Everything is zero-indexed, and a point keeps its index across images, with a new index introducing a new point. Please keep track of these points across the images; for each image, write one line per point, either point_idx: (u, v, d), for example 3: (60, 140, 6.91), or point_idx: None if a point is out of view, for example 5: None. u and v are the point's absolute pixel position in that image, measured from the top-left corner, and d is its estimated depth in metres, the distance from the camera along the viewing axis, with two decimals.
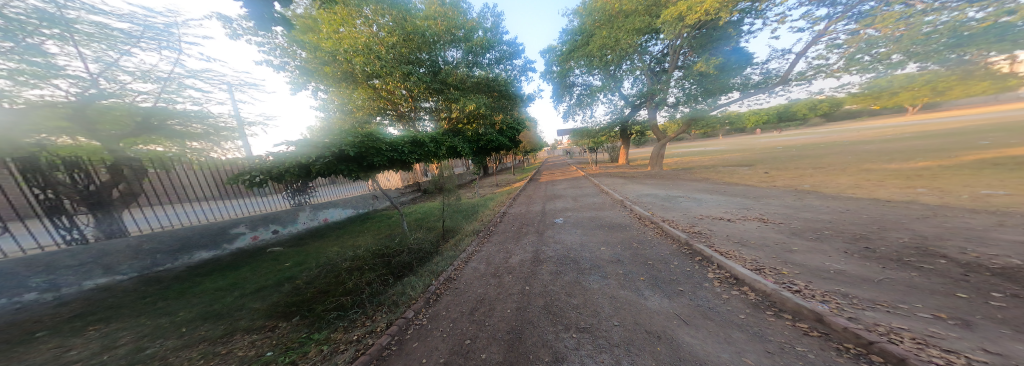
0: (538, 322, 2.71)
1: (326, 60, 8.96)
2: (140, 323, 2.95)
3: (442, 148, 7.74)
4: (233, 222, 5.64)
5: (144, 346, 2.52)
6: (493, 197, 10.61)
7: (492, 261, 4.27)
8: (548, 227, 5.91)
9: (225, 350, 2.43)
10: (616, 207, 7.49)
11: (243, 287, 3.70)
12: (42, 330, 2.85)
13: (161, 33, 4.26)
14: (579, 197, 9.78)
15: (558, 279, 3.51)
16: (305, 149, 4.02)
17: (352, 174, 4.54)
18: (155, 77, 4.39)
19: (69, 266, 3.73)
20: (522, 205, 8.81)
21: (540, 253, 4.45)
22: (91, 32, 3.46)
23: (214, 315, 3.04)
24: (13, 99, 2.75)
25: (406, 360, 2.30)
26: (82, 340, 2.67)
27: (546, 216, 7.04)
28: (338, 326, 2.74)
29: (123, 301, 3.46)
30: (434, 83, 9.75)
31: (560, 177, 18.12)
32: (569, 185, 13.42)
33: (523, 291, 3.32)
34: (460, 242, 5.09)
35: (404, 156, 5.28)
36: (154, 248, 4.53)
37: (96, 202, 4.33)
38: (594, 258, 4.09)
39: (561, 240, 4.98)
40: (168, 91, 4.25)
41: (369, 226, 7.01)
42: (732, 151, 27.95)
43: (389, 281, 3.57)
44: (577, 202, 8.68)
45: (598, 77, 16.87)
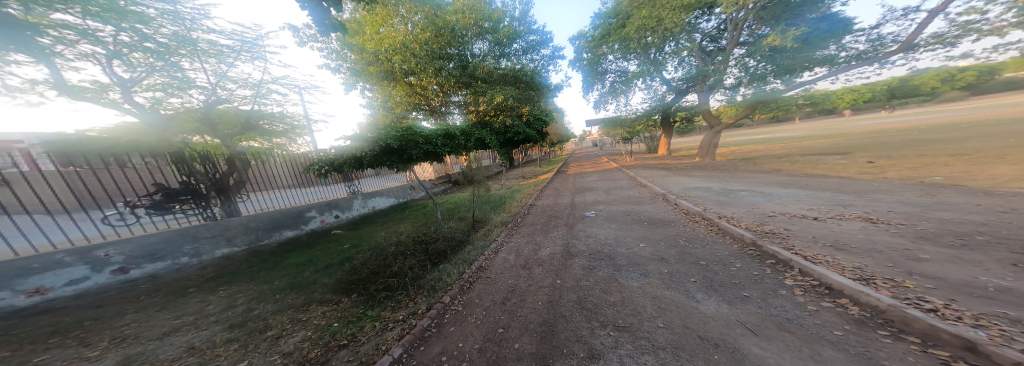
0: (572, 317, 2.59)
1: (370, 61, 10.01)
2: (248, 288, 3.73)
3: (470, 140, 8.23)
4: (306, 207, 6.70)
5: (252, 307, 3.19)
6: (521, 188, 10.61)
7: (521, 253, 4.24)
8: (579, 221, 5.62)
9: (304, 317, 2.92)
10: (657, 201, 6.76)
11: (316, 264, 4.39)
12: (191, 287, 3.84)
13: (249, 46, 5.55)
14: (613, 189, 9.14)
15: (592, 274, 3.29)
16: (358, 143, 4.53)
17: (394, 166, 5.05)
18: (251, 82, 5.63)
19: (206, 237, 4.92)
20: (550, 197, 8.59)
21: (572, 246, 4.25)
22: (208, 49, 4.81)
23: (295, 286, 3.68)
24: (164, 106, 4.66)
25: (444, 343, 2.44)
26: (214, 297, 3.51)
27: (576, 209, 6.74)
28: (387, 305, 3.04)
29: (238, 269, 4.44)
30: (463, 77, 10.26)
31: (589, 168, 17.45)
32: (601, 177, 12.73)
33: (554, 284, 3.20)
34: (489, 233, 5.19)
35: (437, 148, 5.68)
36: (257, 226, 5.71)
37: (221, 188, 5.65)
38: (633, 253, 3.75)
39: (596, 234, 4.70)
40: (259, 95, 5.75)
41: (409, 214, 7.67)
42: (818, 137, 22.93)
43: (427, 267, 3.80)
44: (611, 195, 8.12)
45: (637, 61, 15.62)
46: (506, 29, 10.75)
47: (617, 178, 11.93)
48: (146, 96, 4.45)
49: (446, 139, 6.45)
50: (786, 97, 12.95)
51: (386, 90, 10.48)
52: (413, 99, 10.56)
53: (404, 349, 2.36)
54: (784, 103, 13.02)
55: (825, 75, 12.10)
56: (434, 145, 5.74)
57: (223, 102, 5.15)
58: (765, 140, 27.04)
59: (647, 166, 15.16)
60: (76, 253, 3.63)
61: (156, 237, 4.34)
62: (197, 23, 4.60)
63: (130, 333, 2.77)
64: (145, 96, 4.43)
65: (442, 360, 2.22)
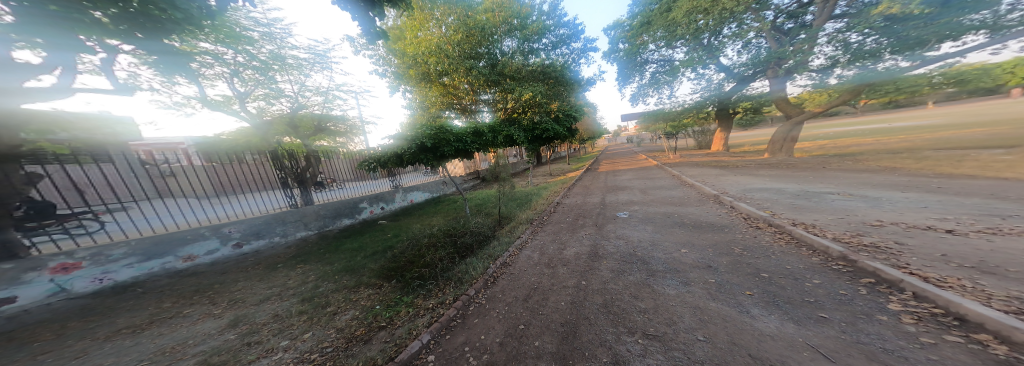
0: (596, 320, 2.44)
1: (410, 64, 10.92)
2: (315, 267, 4.44)
3: (501, 137, 8.23)
4: (359, 199, 7.48)
5: (318, 285, 3.81)
6: (548, 186, 10.42)
7: (545, 251, 4.17)
8: (609, 221, 5.28)
9: (354, 298, 3.38)
10: (707, 203, 5.94)
11: (365, 250, 5.01)
12: (280, 262, 4.75)
13: (316, 59, 7.40)
14: (650, 189, 8.37)
15: (620, 278, 3.06)
16: (399, 142, 5.08)
17: (429, 163, 5.50)
18: (318, 90, 7.63)
19: (292, 221, 6.03)
20: (579, 196, 8.26)
21: (599, 248, 4.02)
22: (290, 63, 6.75)
23: (348, 269, 4.25)
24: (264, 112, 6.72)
25: (467, 334, 2.56)
26: (291, 273, 4.27)
27: (607, 209, 6.33)
28: (419, 293, 3.31)
29: (310, 250, 5.32)
30: (492, 75, 10.51)
31: (622, 166, 16.42)
32: (637, 175, 11.81)
33: (579, 285, 3.07)
34: (515, 229, 5.24)
35: (467, 146, 6.08)
36: (325, 213, 6.66)
37: (302, 181, 6.42)
38: (671, 259, 3.36)
39: (630, 236, 4.33)
40: (324, 101, 7.74)
41: (441, 208, 8.16)
42: (964, 126, 17.24)
43: (455, 259, 4.02)
44: (648, 195, 7.43)
45: (685, 49, 14.21)
46: (534, 25, 10.92)
47: (656, 176, 10.91)
48: (253, 105, 6.58)
49: (475, 137, 6.70)
50: (914, 76, 10.24)
51: (422, 90, 11.34)
52: (446, 99, 11.26)
53: (431, 336, 2.54)
54: (908, 84, 10.31)
55: (982, 44, 9.28)
56: (464, 142, 6.09)
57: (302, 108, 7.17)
58: (865, 133, 21.74)
59: (695, 164, 13.53)
60: (211, 232, 4.82)
61: (258, 220, 5.50)
62: (283, 42, 6.56)
63: (239, 297, 3.61)
64: (253, 105, 6.57)
65: (465, 350, 2.34)
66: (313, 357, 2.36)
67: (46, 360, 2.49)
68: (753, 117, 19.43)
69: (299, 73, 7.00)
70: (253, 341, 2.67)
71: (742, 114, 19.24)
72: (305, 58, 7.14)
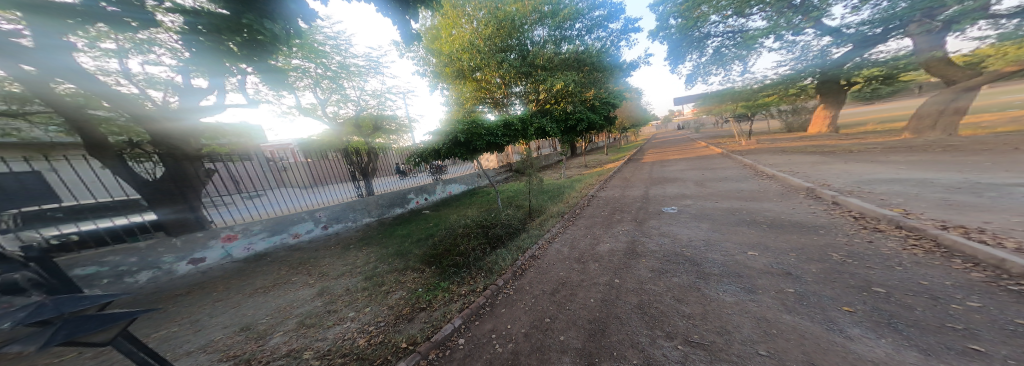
0: (628, 320, 2.23)
1: (444, 61, 10.80)
2: (373, 251, 5.17)
3: (530, 128, 8.38)
4: (407, 190, 8.02)
5: (375, 266, 4.44)
6: (584, 177, 9.90)
7: (576, 246, 3.97)
8: (651, 216, 4.74)
9: (401, 280, 3.83)
10: (794, 198, 4.72)
11: (411, 237, 5.60)
12: (351, 243, 5.70)
13: (371, 67, 9.63)
14: (709, 180, 7.15)
15: (661, 279, 2.70)
16: (438, 137, 5.53)
17: (463, 156, 5.87)
18: (374, 94, 9.84)
19: (358, 209, 6.81)
20: (617, 188, 7.61)
21: (636, 244, 3.66)
22: (354, 71, 9.03)
23: (397, 254, 4.83)
24: (337, 117, 9.28)
25: (495, 322, 2.65)
26: (356, 254, 5.07)
27: (649, 203, 5.67)
28: (453, 280, 3.56)
29: (371, 234, 6.20)
30: (523, 67, 10.08)
31: (675, 155, 14.41)
32: (693, 165, 10.26)
33: (611, 283, 2.84)
34: (545, 223, 5.13)
35: (498, 139, 6.26)
36: (382, 201, 7.36)
37: (366, 173, 7.14)
38: (729, 261, 2.80)
39: (677, 233, 3.79)
40: (379, 101, 9.94)
41: (476, 200, 8.49)
42: None
43: (487, 250, 4.15)
44: (705, 187, 6.34)
45: (765, 14, 11.57)
46: (566, 10, 10.24)
47: (718, 166, 9.30)
48: (331, 110, 9.24)
49: (505, 128, 6.88)
50: None
51: (456, 86, 11.29)
52: (479, 93, 11.31)
53: (462, 321, 2.72)
54: None
55: None
56: (495, 136, 6.30)
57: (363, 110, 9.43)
58: None
59: (779, 150, 10.97)
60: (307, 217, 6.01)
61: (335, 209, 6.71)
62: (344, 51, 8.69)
63: (322, 271, 4.47)
64: (331, 110, 9.23)
65: (491, 337, 2.43)
66: (369, 329, 2.82)
67: (218, 307, 3.63)
68: (877, 88, 14.88)
69: (359, 79, 9.29)
70: (329, 309, 3.34)
71: (864, 84, 14.59)
72: (364, 66, 9.41)
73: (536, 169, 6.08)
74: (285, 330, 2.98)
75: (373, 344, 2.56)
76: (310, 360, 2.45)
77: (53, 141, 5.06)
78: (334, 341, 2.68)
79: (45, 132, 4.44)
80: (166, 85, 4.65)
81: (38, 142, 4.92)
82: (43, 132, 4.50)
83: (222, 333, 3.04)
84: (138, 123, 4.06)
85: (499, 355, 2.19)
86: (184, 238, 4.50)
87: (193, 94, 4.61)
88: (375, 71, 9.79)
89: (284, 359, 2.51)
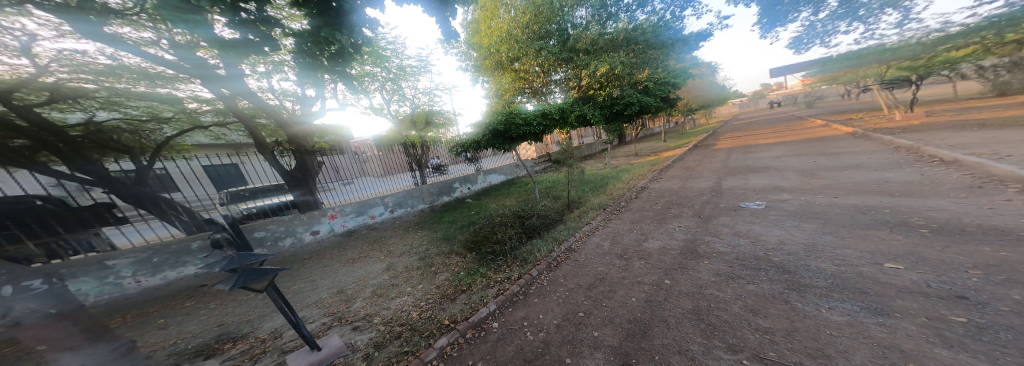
0: (678, 325, 1.90)
1: (485, 54, 10.98)
2: (426, 234, 5.80)
3: (571, 115, 7.59)
4: (452, 180, 8.72)
5: (428, 247, 4.96)
6: (629, 168, 9.30)
7: (619, 241, 3.75)
8: (722, 213, 4.08)
9: (446, 262, 4.15)
10: (990, 193, 3.11)
11: (455, 224, 6.04)
12: (411, 226, 6.56)
13: (423, 67, 10.97)
14: (817, 171, 5.51)
15: (732, 289, 2.21)
16: (478, 129, 5.92)
17: (501, 147, 6.04)
18: (428, 92, 11.30)
19: (416, 196, 7.74)
20: (675, 180, 6.93)
21: (696, 244, 3.23)
22: (410, 72, 10.42)
23: (444, 238, 5.28)
24: (397, 114, 10.80)
25: (527, 310, 2.59)
26: (415, 236, 5.78)
27: (724, 200, 4.75)
28: (491, 266, 3.64)
29: (425, 219, 7.00)
30: (563, 53, 9.75)
31: (766, 140, 11.50)
32: (801, 151, 7.97)
33: (659, 285, 2.51)
34: (584, 215, 4.95)
35: (536, 129, 6.23)
36: (434, 189, 8.20)
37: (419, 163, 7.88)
38: (845, 273, 2.11)
39: (763, 237, 3.05)
40: (432, 98, 11.41)
41: (514, 190, 8.63)
42: None
43: (523, 240, 4.13)
44: (815, 181, 4.86)
45: None
46: None
47: (842, 151, 6.94)
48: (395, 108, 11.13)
49: (544, 118, 6.75)
50: None
51: (495, 78, 11.24)
52: (518, 84, 10.99)
53: (497, 306, 2.73)
54: None
55: None
56: (532, 125, 6.27)
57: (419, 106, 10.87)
58: None
59: (969, 124, 7.38)
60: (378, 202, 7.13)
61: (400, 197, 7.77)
62: (400, 54, 10.03)
63: (390, 249, 5.26)
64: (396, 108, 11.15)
65: (523, 324, 2.38)
66: (420, 304, 3.12)
67: (324, 271, 4.68)
68: None
69: (414, 77, 10.67)
70: (393, 282, 3.88)
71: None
72: (418, 66, 10.78)
73: (577, 160, 5.78)
74: (363, 297, 3.59)
75: (423, 318, 2.82)
76: (378, 325, 2.86)
77: (240, 143, 7.64)
78: (394, 312, 3.09)
79: (237, 135, 6.66)
80: (292, 96, 6.32)
81: (234, 144, 7.53)
82: (236, 135, 6.80)
83: (326, 294, 3.89)
84: (281, 127, 5.68)
85: (530, 343, 2.11)
86: (308, 214, 5.88)
87: (308, 103, 6.15)
88: (425, 69, 11.09)
89: (361, 321, 3.02)
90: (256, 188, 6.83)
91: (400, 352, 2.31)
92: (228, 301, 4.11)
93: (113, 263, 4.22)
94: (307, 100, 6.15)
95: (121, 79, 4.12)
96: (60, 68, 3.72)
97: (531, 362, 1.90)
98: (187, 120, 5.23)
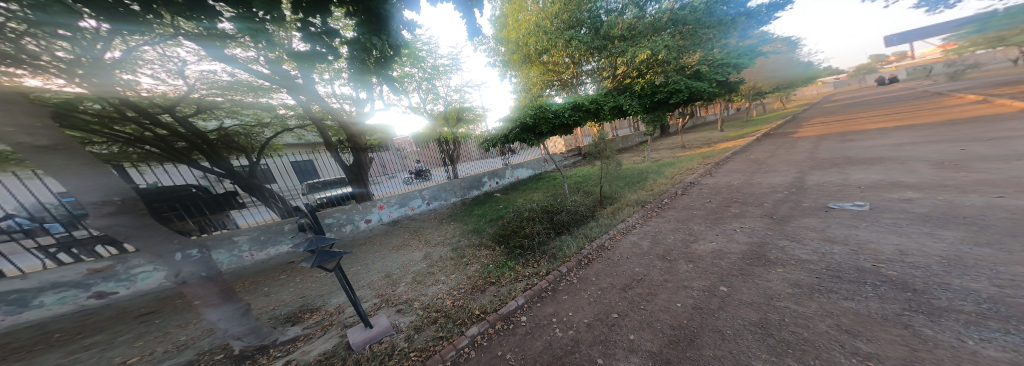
0: (737, 338, 1.64)
1: (513, 48, 10.82)
2: (458, 225, 6.06)
3: (606, 107, 7.12)
4: (481, 175, 8.97)
5: (459, 239, 5.13)
6: (674, 162, 8.36)
7: (661, 241, 3.40)
8: (807, 214, 3.33)
9: (475, 254, 4.23)
10: None
11: (483, 217, 6.17)
12: (446, 218, 6.92)
13: (454, 64, 11.52)
14: (963, 162, 4.08)
15: (817, 303, 1.79)
16: (508, 124, 5.97)
17: (529, 141, 5.99)
18: (460, 89, 11.88)
19: (449, 189, 8.16)
20: (738, 175, 5.94)
21: (763, 248, 2.73)
22: (443, 70, 11.04)
23: (474, 231, 5.43)
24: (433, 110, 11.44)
25: (555, 307, 2.49)
26: (449, 228, 6.07)
27: (812, 198, 3.82)
28: (519, 261, 3.58)
29: (457, 211, 7.34)
30: (596, 41, 9.01)
31: (872, 126, 9.05)
32: (933, 137, 6.03)
33: (711, 292, 2.20)
34: (619, 211, 4.61)
35: (566, 122, 6.04)
36: (465, 183, 8.54)
37: (451, 158, 8.32)
38: (1015, 298, 1.50)
39: (869, 246, 2.37)
40: (463, 94, 11.99)
41: (542, 185, 8.52)
42: None
43: (551, 235, 3.99)
44: (962, 175, 3.58)
45: None
46: None
47: (1005, 135, 5.06)
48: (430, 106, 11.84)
49: (575, 111, 6.46)
50: None
51: (523, 72, 10.95)
52: (546, 77, 10.68)
53: (526, 300, 2.67)
54: None
55: None
56: (562, 118, 6.10)
57: (451, 103, 11.46)
58: None
59: None
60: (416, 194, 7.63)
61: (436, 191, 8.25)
62: (433, 53, 10.66)
63: (428, 239, 5.63)
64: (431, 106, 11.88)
65: (552, 321, 2.30)
66: (453, 293, 3.22)
67: (374, 257, 5.22)
68: None
69: (446, 76, 11.28)
70: (430, 270, 4.09)
71: None
72: (449, 64, 11.38)
73: (611, 153, 5.41)
74: (405, 283, 3.87)
75: (456, 306, 2.90)
76: (417, 309, 3.05)
77: (310, 143, 9.03)
78: (431, 298, 3.24)
79: (310, 136, 7.96)
80: (345, 98, 7.17)
81: (305, 143, 8.94)
82: (309, 136, 8.10)
83: (376, 277, 4.32)
84: (344, 128, 6.54)
85: (559, 339, 2.04)
86: (362, 205, 6.61)
87: (362, 105, 6.94)
88: (455, 66, 11.64)
89: (403, 304, 3.25)
90: (326, 180, 8.00)
91: (436, 336, 2.40)
92: (307, 276, 4.89)
93: (237, 238, 5.37)
94: (360, 101, 6.93)
95: (237, 92, 5.24)
96: (201, 85, 4.86)
97: (560, 359, 1.83)
98: (279, 124, 6.52)
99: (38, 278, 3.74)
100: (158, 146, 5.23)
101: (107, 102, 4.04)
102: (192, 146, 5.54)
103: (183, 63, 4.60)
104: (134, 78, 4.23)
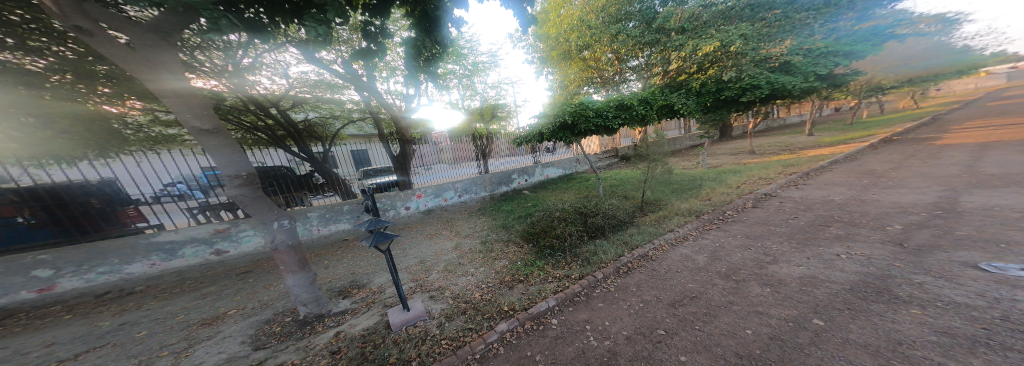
0: None
1: (553, 45, 10.76)
2: (488, 219, 6.16)
3: (654, 107, 6.55)
4: (510, 171, 9.04)
5: (488, 233, 5.16)
6: (739, 169, 7.18)
7: (721, 258, 2.88)
8: (957, 247, 2.46)
9: (503, 250, 4.17)
10: None
11: (512, 214, 6.18)
12: (477, 211, 7.11)
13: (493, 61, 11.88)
14: None
15: (984, 361, 1.26)
16: (544, 120, 5.87)
17: (565, 139, 5.80)
18: (499, 86, 12.18)
19: (480, 183, 8.41)
20: (836, 189, 4.78)
21: (885, 281, 2.10)
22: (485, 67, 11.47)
23: (502, 226, 5.41)
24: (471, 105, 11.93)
25: (589, 313, 2.29)
26: (479, 220, 6.20)
27: (972, 226, 2.83)
28: (549, 261, 3.42)
29: (488, 205, 7.49)
30: (646, 36, 8.42)
31: None
32: None
33: (799, 324, 1.74)
34: (664, 220, 4.09)
35: (607, 121, 5.70)
36: (495, 178, 8.71)
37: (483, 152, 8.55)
38: None
39: None
40: (501, 90, 12.30)
41: (575, 185, 8.19)
42: None
43: (584, 239, 3.73)
44: None
45: None
46: None
47: None
48: None
49: (620, 110, 6.07)
50: None
51: (563, 69, 10.92)
52: (586, 74, 10.54)
53: (557, 302, 2.50)
54: None
55: None
56: (604, 116, 5.80)
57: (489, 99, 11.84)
58: None
59: None
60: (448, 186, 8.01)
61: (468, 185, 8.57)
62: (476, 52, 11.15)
63: (459, 230, 5.81)
64: None
65: (585, 328, 2.10)
66: (482, 286, 3.22)
67: (412, 242, 5.59)
68: None
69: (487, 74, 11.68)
70: (460, 261, 4.17)
71: None
72: (490, 61, 11.78)
73: (655, 156, 4.95)
74: (438, 270, 4.00)
75: (484, 299, 2.87)
76: (448, 298, 3.10)
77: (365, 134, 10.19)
78: (461, 289, 3.28)
79: (367, 127, 8.97)
80: (397, 95, 7.90)
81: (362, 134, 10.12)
82: (366, 127, 9.15)
83: (412, 262, 4.55)
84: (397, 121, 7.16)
85: (593, 348, 1.85)
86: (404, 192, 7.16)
87: (411, 100, 7.45)
88: (495, 63, 11.98)
89: (436, 291, 3.36)
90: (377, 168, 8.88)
91: (465, 327, 2.39)
92: (358, 254, 5.45)
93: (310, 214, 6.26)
94: (411, 97, 7.43)
95: (320, 89, 6.19)
96: (297, 84, 5.87)
97: None
98: (347, 117, 7.51)
99: (183, 233, 4.87)
100: (265, 133, 6.55)
101: (238, 95, 5.27)
102: (287, 133, 6.80)
103: (288, 66, 5.61)
104: (257, 80, 5.41)
